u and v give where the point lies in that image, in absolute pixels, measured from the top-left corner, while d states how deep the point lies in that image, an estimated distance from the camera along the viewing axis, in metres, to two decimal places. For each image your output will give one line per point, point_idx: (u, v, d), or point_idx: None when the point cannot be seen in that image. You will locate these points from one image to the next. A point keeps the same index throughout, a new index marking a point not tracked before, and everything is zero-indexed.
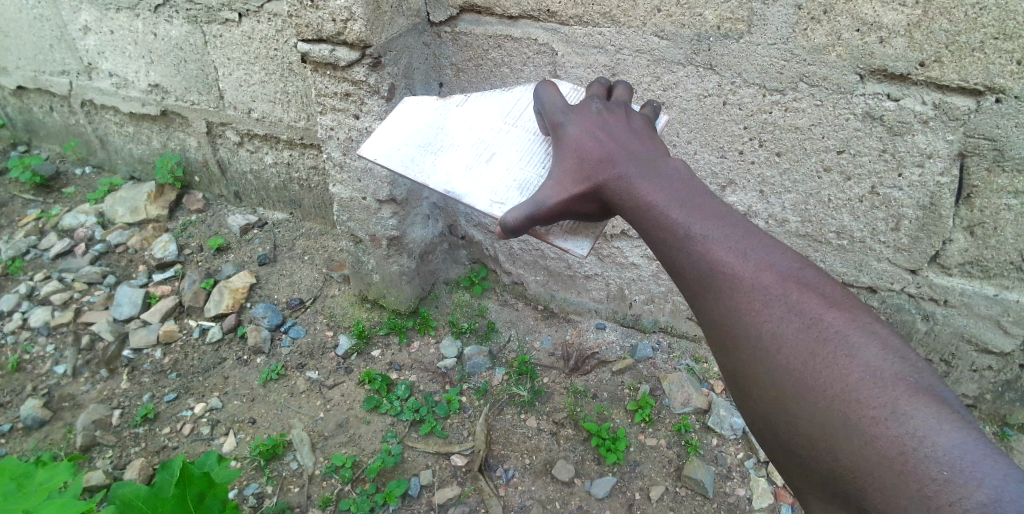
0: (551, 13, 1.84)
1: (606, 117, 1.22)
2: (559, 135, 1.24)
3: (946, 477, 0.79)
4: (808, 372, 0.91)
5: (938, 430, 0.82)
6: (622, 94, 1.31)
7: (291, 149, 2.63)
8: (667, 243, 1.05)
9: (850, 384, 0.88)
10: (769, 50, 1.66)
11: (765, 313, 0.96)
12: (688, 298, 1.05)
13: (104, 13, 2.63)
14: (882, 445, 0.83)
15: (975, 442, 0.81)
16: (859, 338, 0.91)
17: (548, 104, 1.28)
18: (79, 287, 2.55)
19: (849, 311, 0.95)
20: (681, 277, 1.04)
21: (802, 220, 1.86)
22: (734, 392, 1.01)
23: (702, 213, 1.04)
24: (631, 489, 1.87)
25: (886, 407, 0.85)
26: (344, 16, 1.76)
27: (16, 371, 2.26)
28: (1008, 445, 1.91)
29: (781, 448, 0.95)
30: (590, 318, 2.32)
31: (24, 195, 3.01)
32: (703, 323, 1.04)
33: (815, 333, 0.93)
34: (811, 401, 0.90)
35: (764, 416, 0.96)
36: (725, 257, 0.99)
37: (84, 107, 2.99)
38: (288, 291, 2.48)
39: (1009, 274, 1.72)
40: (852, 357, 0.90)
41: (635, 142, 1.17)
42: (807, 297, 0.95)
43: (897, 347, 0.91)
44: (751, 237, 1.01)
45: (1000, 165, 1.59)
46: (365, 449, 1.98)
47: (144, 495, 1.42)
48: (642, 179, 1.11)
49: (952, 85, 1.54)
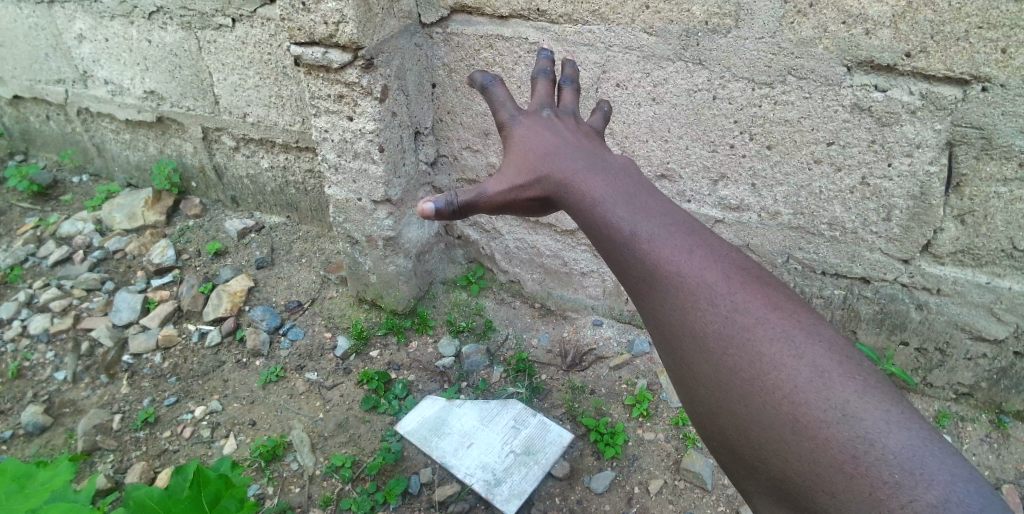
0: (541, 12, 1.85)
1: (556, 117, 1.22)
2: (505, 132, 1.24)
3: (896, 481, 0.82)
4: (756, 372, 0.93)
5: (887, 431, 0.85)
6: (569, 97, 1.27)
7: (287, 153, 2.64)
8: (612, 241, 1.06)
9: (798, 385, 0.90)
10: (756, 44, 1.67)
11: (709, 312, 0.97)
12: (633, 295, 1.07)
13: (99, 21, 2.64)
14: (834, 448, 0.86)
15: (923, 442, 0.85)
16: (802, 337, 0.94)
17: (495, 102, 1.28)
18: (78, 294, 2.56)
19: (793, 313, 0.97)
20: (627, 276, 1.06)
21: (795, 213, 1.87)
22: (679, 391, 1.03)
23: (646, 211, 1.06)
24: (630, 483, 1.88)
25: (835, 409, 0.88)
26: (336, 18, 1.77)
27: (16, 378, 2.27)
28: (1005, 433, 1.92)
29: (727, 451, 0.98)
30: (587, 315, 2.34)
31: (22, 204, 3.03)
32: (650, 324, 1.05)
33: (758, 331, 0.95)
34: (759, 401, 0.92)
35: (711, 417, 0.98)
36: (668, 256, 1.01)
37: (80, 115, 3.01)
38: (287, 294, 2.49)
39: (1000, 262, 1.74)
40: (798, 357, 0.92)
41: (582, 142, 1.18)
42: (751, 297, 0.98)
43: (841, 346, 0.95)
44: (695, 238, 1.03)
45: (988, 154, 1.61)
46: (365, 448, 1.99)
47: (157, 496, 1.33)
48: (589, 177, 1.12)
49: (938, 75, 1.55)
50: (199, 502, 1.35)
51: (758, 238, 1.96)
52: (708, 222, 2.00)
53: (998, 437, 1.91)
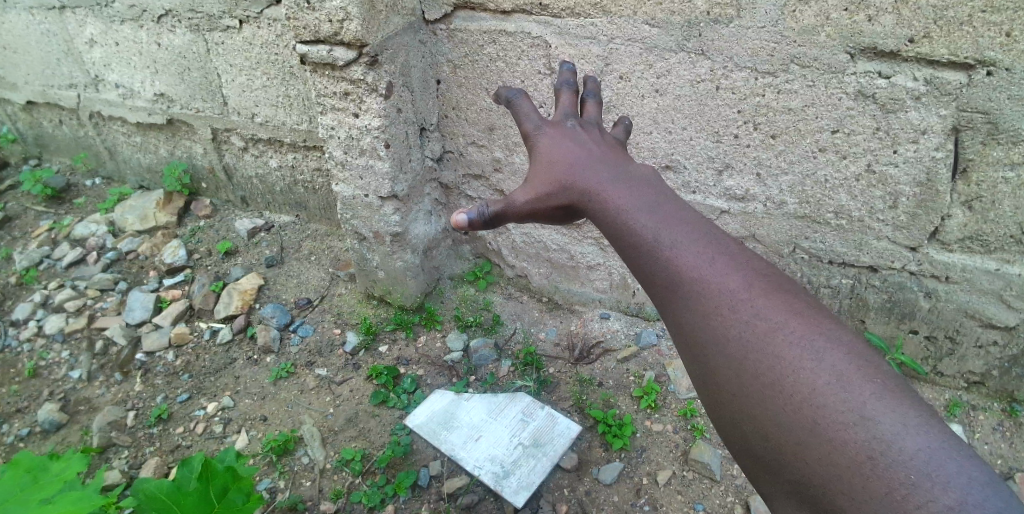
0: (543, 7, 1.86)
1: (579, 127, 1.23)
2: (529, 141, 1.24)
3: (913, 481, 0.83)
4: (776, 377, 0.94)
5: (905, 434, 0.85)
6: (593, 109, 1.27)
7: (295, 152, 2.67)
8: (634, 248, 1.07)
9: (817, 387, 0.91)
10: (759, 34, 1.68)
11: (732, 319, 0.98)
12: (655, 302, 1.09)
13: (109, 26, 2.68)
14: (850, 450, 0.86)
15: (941, 444, 0.85)
16: (823, 343, 0.95)
17: (519, 111, 1.28)
18: (92, 294, 2.59)
19: (814, 319, 0.98)
20: (648, 283, 1.07)
21: (801, 202, 1.87)
22: (701, 395, 1.04)
23: (668, 219, 1.07)
24: (639, 474, 1.88)
25: (853, 411, 0.88)
26: (341, 16, 1.79)
27: (33, 377, 2.31)
28: (1018, 422, 1.90)
29: (749, 455, 0.98)
30: (594, 309, 2.34)
31: (36, 207, 3.08)
32: (673, 331, 1.06)
33: (780, 338, 0.96)
34: (779, 404, 0.93)
35: (733, 421, 0.99)
36: (691, 263, 1.02)
37: (92, 119, 3.05)
38: (297, 291, 2.51)
39: (1010, 248, 1.72)
40: (817, 361, 0.93)
41: (604, 151, 1.19)
42: (773, 303, 0.99)
43: (861, 351, 0.94)
44: (718, 246, 1.04)
45: (994, 138, 1.60)
46: (375, 442, 2.01)
47: (167, 488, 1.34)
48: (611, 185, 1.13)
49: (943, 60, 1.55)
50: (208, 496, 1.38)
51: (764, 228, 1.96)
52: (713, 213, 2.00)
53: (1011, 426, 1.90)
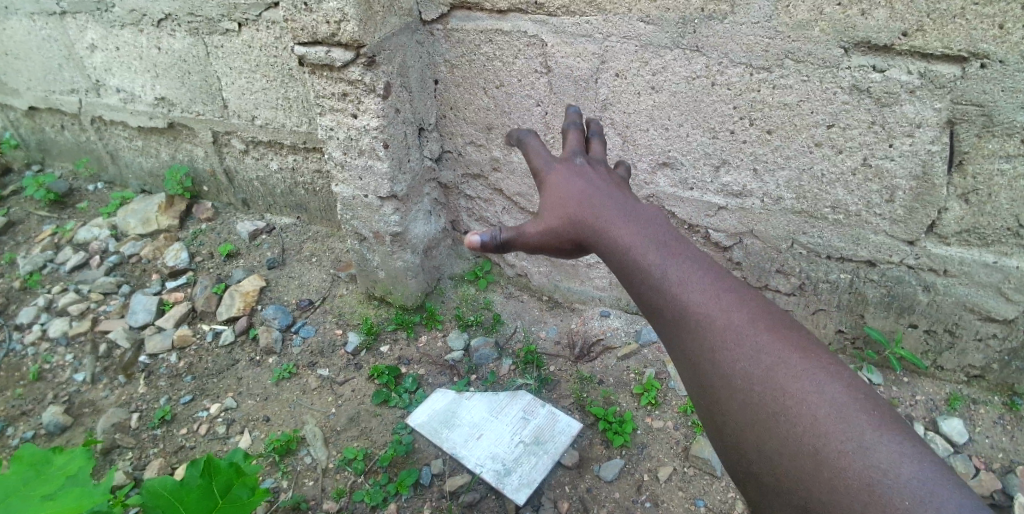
0: (539, 5, 1.87)
1: (588, 165, 1.27)
2: (540, 178, 1.29)
3: (908, 507, 0.85)
4: (780, 408, 0.97)
5: (901, 462, 0.88)
6: (598, 147, 1.32)
7: (295, 154, 2.68)
8: (643, 282, 1.11)
9: (818, 417, 0.95)
10: (753, 29, 1.68)
11: (738, 352, 1.02)
12: (663, 336, 1.12)
13: (109, 30, 2.70)
14: (849, 477, 0.89)
15: (935, 472, 0.88)
16: (824, 376, 0.98)
17: (531, 149, 1.33)
18: (95, 298, 2.61)
19: (816, 354, 1.01)
20: (657, 317, 1.11)
21: (798, 197, 1.87)
22: (708, 426, 1.07)
23: (676, 257, 1.11)
24: (640, 470, 1.89)
25: (852, 441, 0.91)
26: (337, 17, 1.80)
27: (37, 380, 2.33)
28: (1019, 414, 1.90)
29: (754, 485, 1.00)
30: (594, 307, 2.35)
31: (39, 212, 3.10)
32: (680, 363, 1.09)
33: (784, 372, 0.99)
34: (782, 435, 0.96)
35: (738, 452, 1.01)
36: (698, 298, 1.06)
37: (93, 124, 3.07)
38: (298, 293, 2.53)
39: (1007, 241, 1.73)
40: (819, 393, 0.97)
41: (613, 188, 1.24)
42: (777, 339, 1.02)
43: (860, 384, 0.98)
44: (723, 283, 1.08)
45: (989, 131, 1.60)
46: (377, 441, 2.01)
47: (171, 485, 1.35)
48: (620, 222, 1.17)
49: (936, 53, 1.55)
50: (211, 492, 1.38)
51: (761, 223, 1.97)
52: (711, 209, 2.00)
53: (1011, 419, 1.90)
